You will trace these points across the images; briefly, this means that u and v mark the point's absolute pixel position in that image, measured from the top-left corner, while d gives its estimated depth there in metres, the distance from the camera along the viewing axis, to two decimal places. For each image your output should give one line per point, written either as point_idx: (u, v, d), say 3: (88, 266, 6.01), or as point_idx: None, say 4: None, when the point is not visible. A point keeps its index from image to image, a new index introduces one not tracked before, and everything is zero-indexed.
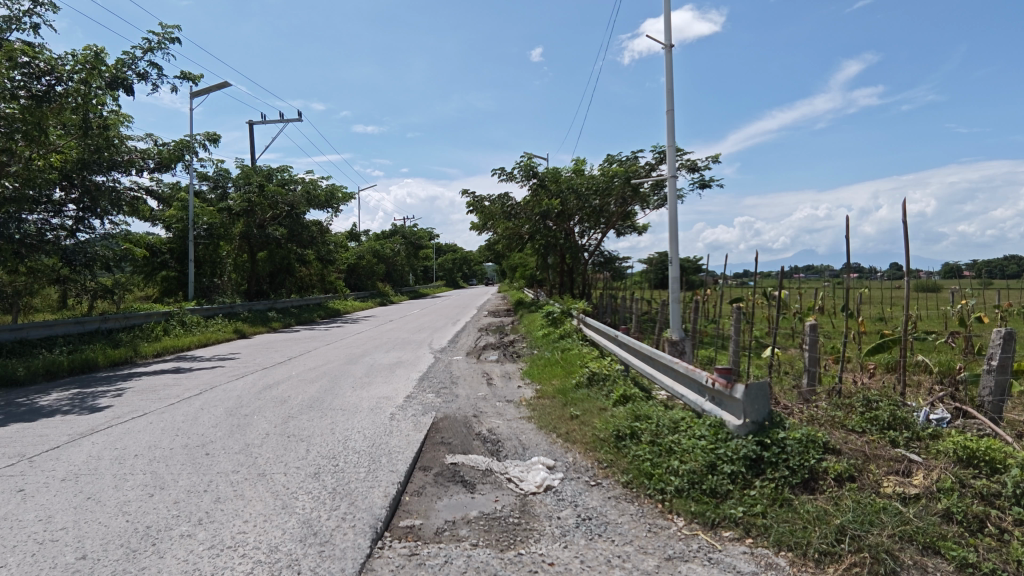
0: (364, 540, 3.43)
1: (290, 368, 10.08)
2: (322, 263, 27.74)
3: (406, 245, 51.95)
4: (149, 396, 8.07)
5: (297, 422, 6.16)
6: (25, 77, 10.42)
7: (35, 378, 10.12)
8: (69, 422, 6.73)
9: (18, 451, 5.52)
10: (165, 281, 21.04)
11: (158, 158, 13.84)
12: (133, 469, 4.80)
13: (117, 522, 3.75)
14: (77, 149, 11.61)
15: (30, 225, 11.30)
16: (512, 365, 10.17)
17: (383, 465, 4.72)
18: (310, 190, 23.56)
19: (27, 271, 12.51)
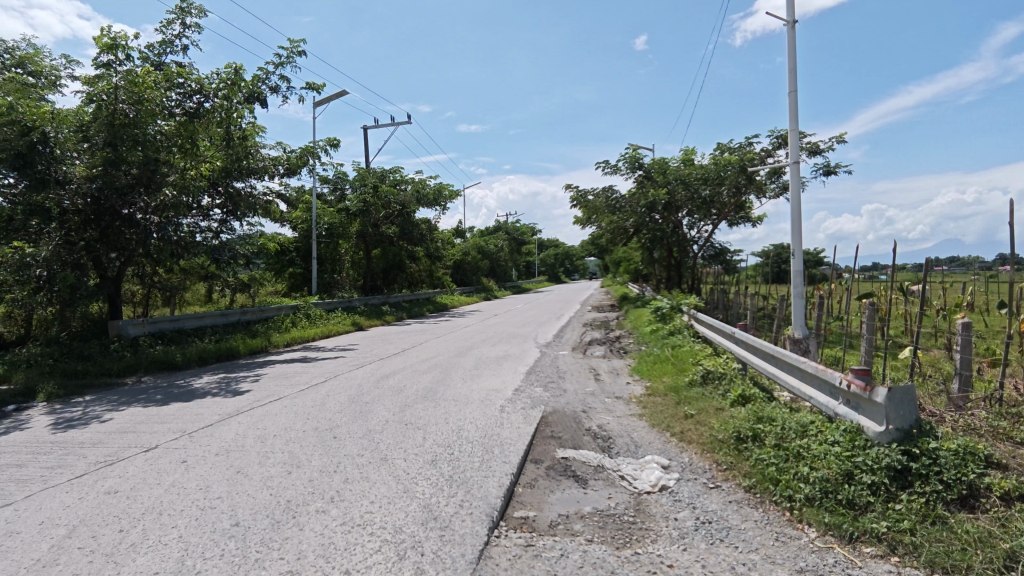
0: (482, 528, 3.52)
1: (404, 360, 10.62)
2: (431, 259, 28.90)
3: (510, 240, 52.78)
4: (283, 382, 8.87)
5: (413, 411, 6.47)
6: (180, 96, 11.92)
7: (190, 363, 11.47)
8: (218, 403, 7.54)
9: (180, 426, 6.28)
10: (292, 277, 22.98)
11: (287, 164, 15.08)
12: (273, 448, 5.27)
13: (263, 495, 4.15)
14: (222, 159, 12.89)
15: (185, 228, 12.71)
16: (619, 361, 10.00)
17: (496, 455, 4.83)
18: (420, 189, 24.63)
19: (183, 270, 14.22)
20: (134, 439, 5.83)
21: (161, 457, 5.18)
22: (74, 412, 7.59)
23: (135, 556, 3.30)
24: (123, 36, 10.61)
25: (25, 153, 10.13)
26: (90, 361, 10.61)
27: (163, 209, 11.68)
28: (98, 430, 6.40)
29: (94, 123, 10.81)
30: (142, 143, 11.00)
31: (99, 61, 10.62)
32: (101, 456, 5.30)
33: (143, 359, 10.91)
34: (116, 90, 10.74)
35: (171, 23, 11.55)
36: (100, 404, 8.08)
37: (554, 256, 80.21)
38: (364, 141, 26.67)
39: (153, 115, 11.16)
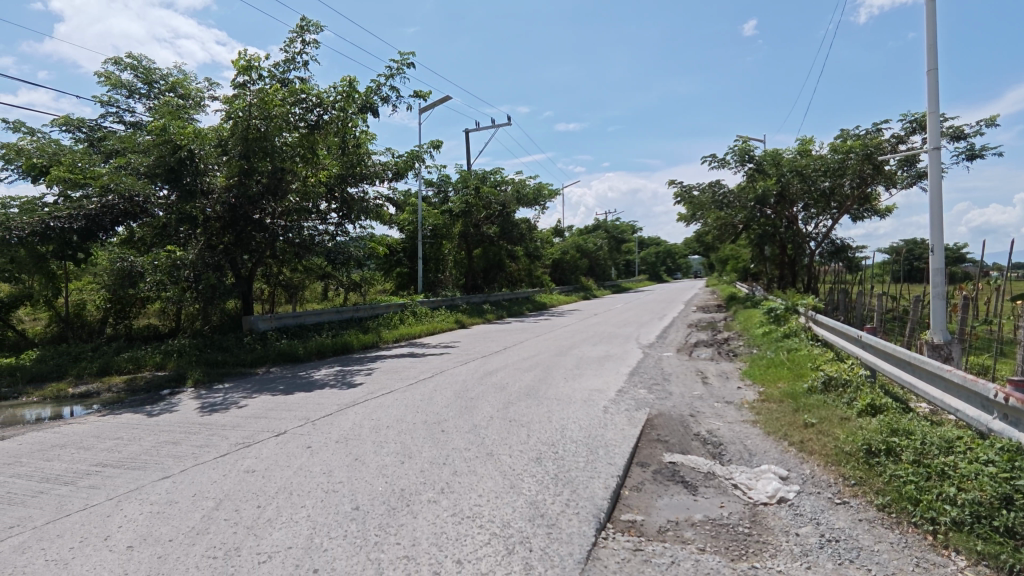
0: (589, 528, 3.51)
1: (506, 357, 10.81)
2: (530, 258, 29.18)
3: (609, 239, 51.94)
4: (393, 376, 9.36)
5: (516, 408, 6.57)
6: (303, 110, 12.62)
7: (310, 356, 12.41)
8: (337, 394, 8.11)
9: (305, 414, 6.82)
10: (400, 276, 24.12)
11: (396, 169, 15.82)
12: (387, 438, 5.58)
13: (379, 482, 4.40)
14: (338, 166, 13.81)
15: (305, 232, 13.81)
16: (728, 364, 9.54)
17: (601, 456, 4.77)
18: (520, 189, 24.95)
19: (304, 270, 15.42)
20: (266, 424, 6.42)
21: (289, 442, 5.65)
22: (216, 398, 8.48)
23: (272, 530, 3.63)
24: (256, 58, 11.66)
25: (175, 167, 11.40)
26: (227, 352, 11.82)
27: (289, 214, 13.24)
28: (236, 414, 7.11)
29: (231, 138, 11.86)
30: (270, 154, 11.98)
31: (236, 83, 11.71)
32: (240, 438, 5.88)
33: (271, 351, 11.96)
34: (250, 108, 11.65)
35: (293, 42, 12.45)
36: (237, 391, 8.98)
37: (655, 254, 77.85)
38: (466, 144, 27.42)
39: (280, 128, 12.02)
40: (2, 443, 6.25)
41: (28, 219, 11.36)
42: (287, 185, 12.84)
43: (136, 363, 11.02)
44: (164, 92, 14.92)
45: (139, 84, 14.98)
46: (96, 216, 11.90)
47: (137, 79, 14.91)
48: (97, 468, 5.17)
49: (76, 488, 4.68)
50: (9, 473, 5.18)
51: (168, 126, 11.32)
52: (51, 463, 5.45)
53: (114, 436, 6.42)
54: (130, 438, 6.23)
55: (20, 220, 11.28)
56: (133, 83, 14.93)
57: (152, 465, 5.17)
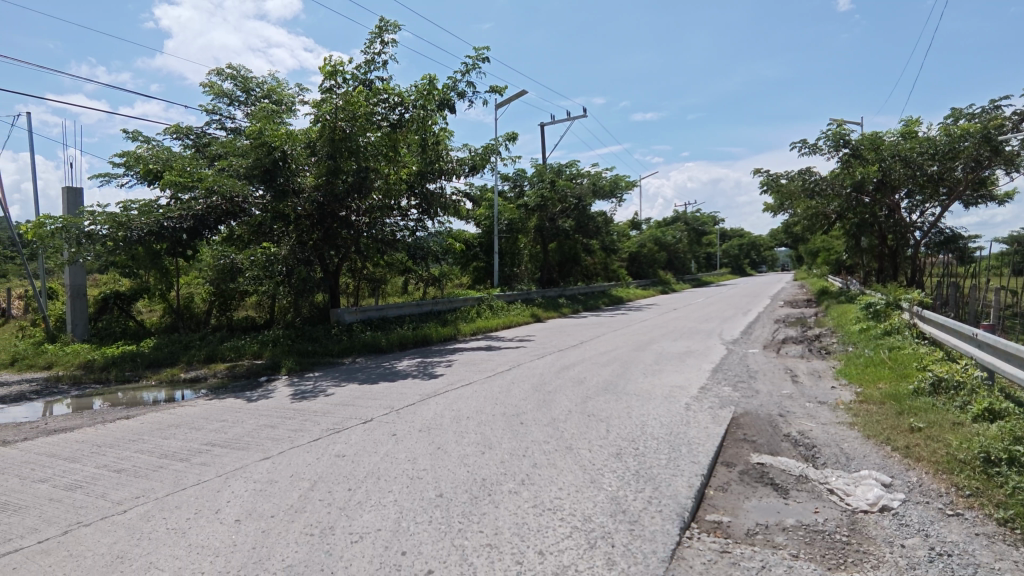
0: (672, 527, 3.43)
1: (583, 352, 10.74)
2: (606, 251, 28.79)
3: (689, 231, 50.23)
4: (472, 368, 9.55)
5: (595, 403, 6.52)
6: (386, 110, 13.08)
7: (393, 347, 12.88)
8: (418, 384, 8.38)
9: (389, 403, 7.10)
10: (476, 270, 24.51)
11: (472, 164, 15.99)
12: (467, 429, 5.70)
13: (461, 471, 4.50)
14: (417, 163, 14.21)
15: (387, 228, 14.38)
16: (821, 362, 8.99)
17: (684, 454, 4.65)
18: (596, 182, 24.65)
19: (386, 265, 15.99)
20: (354, 412, 6.74)
21: (376, 429, 5.90)
22: (308, 386, 9.00)
23: (363, 513, 3.82)
24: (341, 62, 12.19)
25: (269, 168, 12.15)
26: (317, 342, 12.49)
27: (372, 210, 13.82)
28: (326, 401, 7.52)
29: (319, 140, 12.43)
30: (355, 154, 12.49)
31: (324, 87, 12.27)
32: (330, 424, 6.22)
33: (356, 343, 12.52)
34: (336, 111, 12.15)
35: (373, 43, 12.87)
36: (327, 379, 9.49)
37: (738, 246, 74.50)
38: (542, 138, 27.37)
39: (364, 127, 12.46)
40: (128, 422, 6.96)
41: (146, 219, 12.50)
42: (372, 183, 13.23)
43: (237, 351, 11.91)
44: (260, 98, 15.91)
45: (238, 93, 16.04)
46: (202, 216, 12.97)
47: (236, 88, 15.99)
48: (207, 447, 5.64)
49: (189, 464, 5.14)
50: (134, 449, 5.75)
51: (264, 130, 12.06)
52: (168, 441, 6.00)
53: (220, 418, 6.98)
54: (234, 421, 6.74)
55: (139, 221, 12.39)
56: (233, 91, 16.02)
57: (254, 446, 5.57)
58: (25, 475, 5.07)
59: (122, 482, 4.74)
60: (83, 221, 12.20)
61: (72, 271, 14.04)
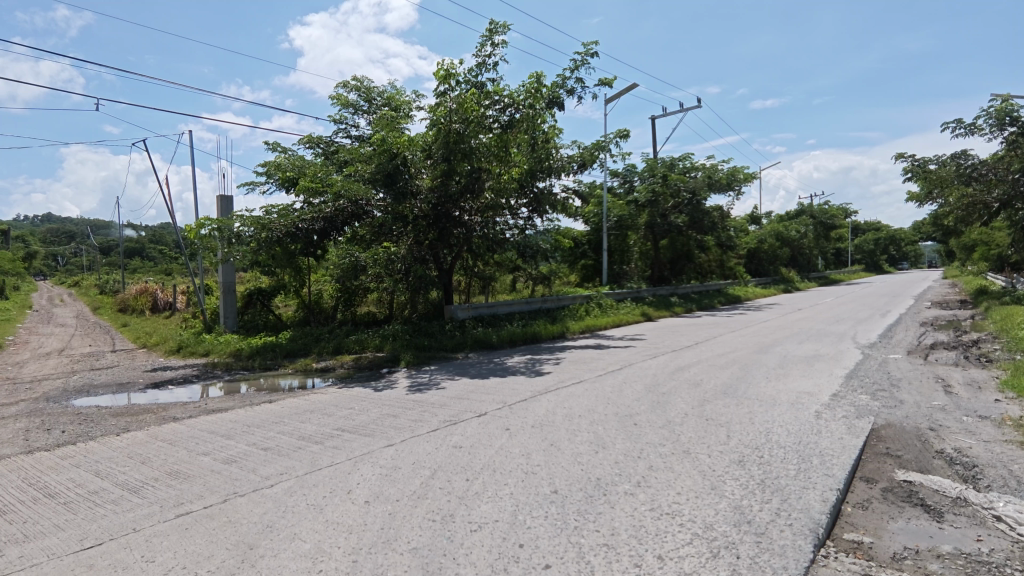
0: (805, 543, 3.19)
1: (698, 352, 10.32)
2: (722, 248, 27.42)
3: (816, 225, 46.37)
4: (581, 367, 9.51)
5: (713, 406, 6.24)
6: (497, 111, 13.25)
7: (503, 344, 13.15)
8: (529, 381, 8.51)
9: (503, 398, 7.26)
10: (585, 269, 24.34)
11: (581, 161, 15.90)
12: (580, 427, 5.69)
13: (575, 469, 4.51)
14: (527, 162, 14.31)
15: (498, 227, 14.71)
16: (980, 372, 7.93)
17: (816, 466, 4.31)
18: (712, 175, 23.54)
19: (496, 263, 16.42)
20: (470, 405, 6.97)
21: (491, 423, 6.07)
22: (425, 378, 9.47)
23: (480, 503, 3.94)
24: (454, 66, 12.64)
25: (391, 171, 12.83)
26: (432, 337, 13.09)
27: (484, 210, 14.21)
28: (443, 394, 7.86)
29: (435, 143, 12.87)
30: (468, 155, 12.74)
31: (439, 91, 12.76)
32: (447, 416, 6.48)
33: (468, 338, 12.93)
34: (450, 113, 12.48)
35: (484, 46, 13.20)
36: (442, 373, 9.93)
37: (873, 240, 67.56)
38: (653, 131, 26.61)
39: (476, 129, 12.70)
40: (271, 405, 7.73)
41: (284, 222, 13.83)
42: (484, 183, 13.61)
43: (361, 345, 12.80)
44: (381, 107, 16.91)
45: (362, 103, 17.18)
46: (332, 218, 14.16)
47: (360, 98, 17.12)
48: (338, 431, 6.12)
49: (324, 447, 5.59)
50: (277, 430, 6.38)
51: (386, 136, 12.68)
52: (305, 424, 6.59)
53: (348, 406, 7.54)
54: (361, 409, 7.25)
55: (279, 223, 13.77)
56: (357, 101, 17.17)
57: (379, 433, 5.96)
58: (191, 448, 5.80)
59: (269, 459, 5.27)
60: (234, 223, 13.74)
61: (224, 270, 15.82)
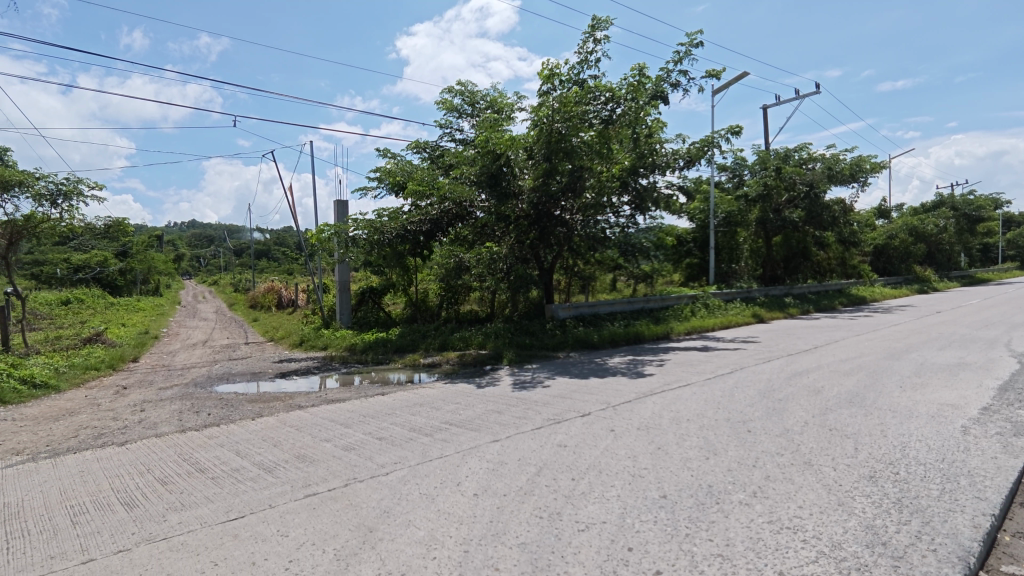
0: (953, 572, 2.87)
1: (818, 357, 9.59)
2: (844, 245, 25.28)
3: (959, 218, 41.38)
4: (688, 369, 9.17)
5: (837, 415, 5.78)
6: (599, 106, 13.07)
7: (605, 343, 12.99)
8: (632, 382, 8.34)
9: (606, 399, 7.18)
10: (689, 267, 23.42)
11: (687, 156, 15.37)
12: (689, 432, 5.48)
13: (685, 474, 4.36)
14: (630, 159, 13.95)
15: (599, 226, 14.48)
16: None
17: (965, 487, 3.86)
18: (833, 166, 21.80)
19: (598, 262, 16.20)
20: (573, 405, 6.96)
21: (595, 423, 6.02)
22: (526, 377, 9.58)
23: (587, 504, 3.93)
24: (556, 64, 12.63)
25: (495, 173, 13.09)
26: (533, 336, 13.20)
27: (586, 209, 14.09)
28: (545, 392, 7.92)
29: (537, 143, 12.85)
30: (570, 155, 12.61)
31: (541, 90, 12.80)
32: (551, 415, 6.51)
33: (569, 338, 12.90)
34: (553, 113, 12.39)
35: (585, 43, 13.08)
36: (543, 372, 9.99)
37: None
38: (765, 122, 25.14)
39: (578, 126, 12.55)
40: (384, 398, 8.17)
41: (394, 224, 14.62)
42: (586, 182, 13.49)
43: (465, 342, 13.20)
44: (484, 109, 17.30)
45: (466, 107, 17.68)
46: (437, 220, 14.76)
47: (464, 102, 17.64)
48: (446, 425, 6.35)
49: (433, 439, 5.83)
50: (390, 421, 6.74)
51: (491, 138, 12.87)
52: (415, 417, 6.90)
53: (454, 401, 7.80)
54: (466, 404, 7.47)
55: (390, 226, 14.55)
56: (461, 105, 17.70)
57: (485, 428, 6.12)
58: (315, 434, 6.28)
59: (384, 448, 5.59)
60: (349, 228, 14.69)
61: (340, 269, 16.91)
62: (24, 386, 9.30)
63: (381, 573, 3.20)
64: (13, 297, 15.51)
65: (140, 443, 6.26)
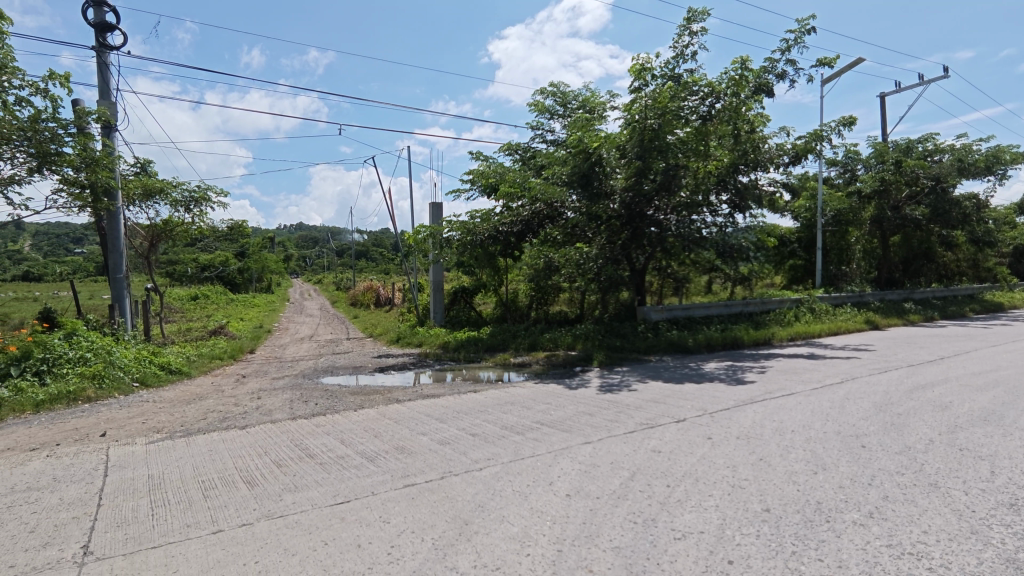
0: None
1: (945, 370, 8.69)
2: (977, 245, 22.71)
3: None
4: (792, 378, 8.63)
5: (969, 435, 5.21)
6: (696, 102, 12.49)
7: (700, 348, 12.52)
8: (730, 389, 7.98)
9: (702, 405, 6.92)
10: (793, 269, 22.07)
11: (792, 152, 14.52)
12: (793, 444, 5.18)
13: (790, 488, 4.12)
14: (729, 155, 13.33)
15: (695, 225, 13.94)
16: None
17: None
18: (964, 158, 19.69)
19: (694, 264, 15.65)
20: (667, 410, 6.77)
21: (691, 429, 5.83)
22: (617, 379, 9.44)
23: (684, 512, 3.82)
24: (650, 60, 12.31)
25: (586, 173, 13.00)
26: (625, 338, 13.00)
27: (680, 208, 13.65)
28: (637, 396, 7.76)
29: (629, 141, 12.56)
30: (664, 153, 12.28)
31: (634, 87, 12.54)
32: (644, 419, 6.38)
33: (662, 341, 12.57)
34: (645, 110, 12.10)
35: (682, 36, 12.64)
36: (635, 375, 9.80)
37: None
38: (882, 111, 23.16)
39: (673, 123, 12.18)
40: (476, 395, 8.36)
41: (487, 225, 15.06)
42: (681, 180, 13.05)
43: (555, 343, 13.22)
44: (576, 109, 17.23)
45: (558, 107, 17.70)
46: (528, 221, 14.96)
47: (556, 103, 17.67)
48: (538, 425, 6.40)
49: (525, 437, 5.91)
50: (482, 418, 6.90)
51: (582, 137, 12.83)
52: (506, 415, 7.02)
53: (545, 401, 7.85)
54: (557, 405, 7.48)
55: (482, 227, 15.01)
56: (553, 106, 17.75)
57: (576, 430, 6.11)
58: (413, 427, 6.55)
59: (477, 444, 5.73)
60: (443, 229, 15.24)
61: (434, 270, 17.48)
62: (162, 372, 10.44)
63: (477, 566, 3.29)
64: (153, 293, 17.43)
65: (258, 427, 6.85)
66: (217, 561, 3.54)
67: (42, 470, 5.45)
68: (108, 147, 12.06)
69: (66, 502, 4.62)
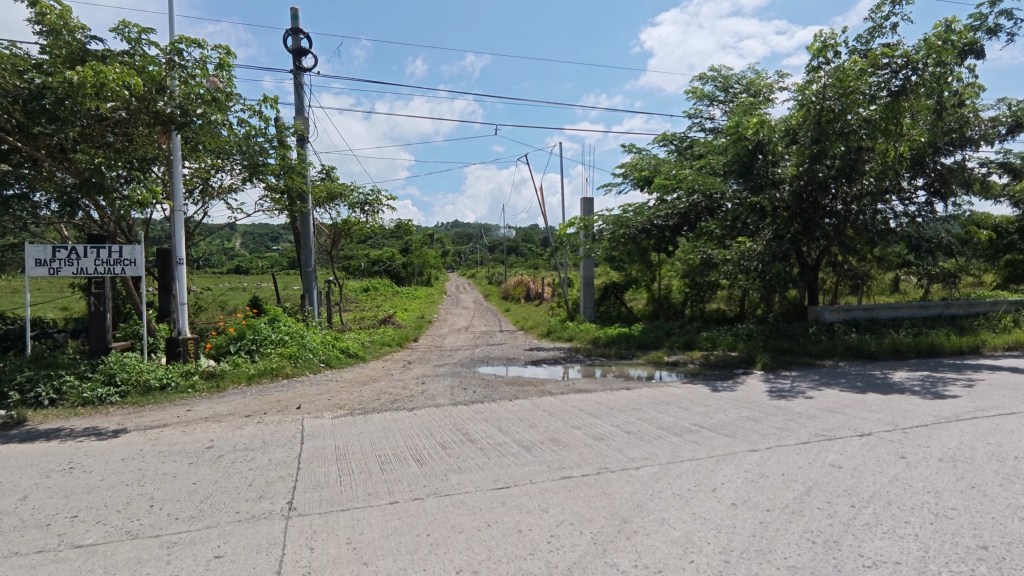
0: None
1: None
2: None
3: None
4: (1012, 394, 7.26)
5: None
6: (887, 77, 10.96)
7: (886, 354, 11.05)
8: (927, 403, 6.92)
9: (892, 419, 6.10)
10: (1011, 265, 18.62)
11: (1011, 122, 12.21)
12: (1017, 473, 4.35)
13: (1015, 525, 3.48)
14: (927, 134, 11.62)
15: (881, 215, 12.44)
16: None
17: None
18: None
19: (880, 259, 13.98)
20: (847, 422, 6.07)
21: (878, 446, 5.17)
22: (786, 384, 8.69)
23: (873, 537, 3.40)
24: (834, 34, 11.08)
25: (746, 161, 12.09)
26: (793, 340, 11.93)
27: (862, 196, 12.13)
28: (811, 404, 7.07)
29: (803, 125, 11.44)
30: (845, 135, 11.06)
31: (813, 66, 11.33)
32: (820, 429, 5.78)
33: (839, 345, 11.31)
34: (824, 89, 10.96)
35: (880, 6, 11.17)
36: (807, 380, 8.94)
37: None
38: None
39: (858, 102, 10.90)
40: (630, 392, 8.22)
41: (641, 219, 14.67)
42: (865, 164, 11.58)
43: (712, 342, 12.49)
44: (739, 94, 16.12)
45: (718, 92, 16.71)
46: (685, 214, 14.45)
47: (717, 88, 16.71)
48: (697, 427, 6.12)
49: (683, 439, 5.68)
50: (637, 416, 6.76)
51: (740, 122, 12.13)
52: (662, 415, 6.80)
53: (703, 403, 7.47)
54: (717, 408, 7.08)
55: (636, 221, 14.64)
56: (713, 92, 16.79)
57: (740, 436, 5.72)
58: (567, 421, 6.63)
59: (633, 443, 5.63)
60: (594, 222, 15.20)
61: (585, 265, 17.46)
62: (343, 355, 11.78)
63: (638, 565, 3.24)
64: (335, 286, 19.60)
65: (424, 410, 7.42)
66: (395, 529, 3.90)
67: (255, 434, 6.42)
68: (302, 156, 13.80)
69: (274, 463, 5.40)
